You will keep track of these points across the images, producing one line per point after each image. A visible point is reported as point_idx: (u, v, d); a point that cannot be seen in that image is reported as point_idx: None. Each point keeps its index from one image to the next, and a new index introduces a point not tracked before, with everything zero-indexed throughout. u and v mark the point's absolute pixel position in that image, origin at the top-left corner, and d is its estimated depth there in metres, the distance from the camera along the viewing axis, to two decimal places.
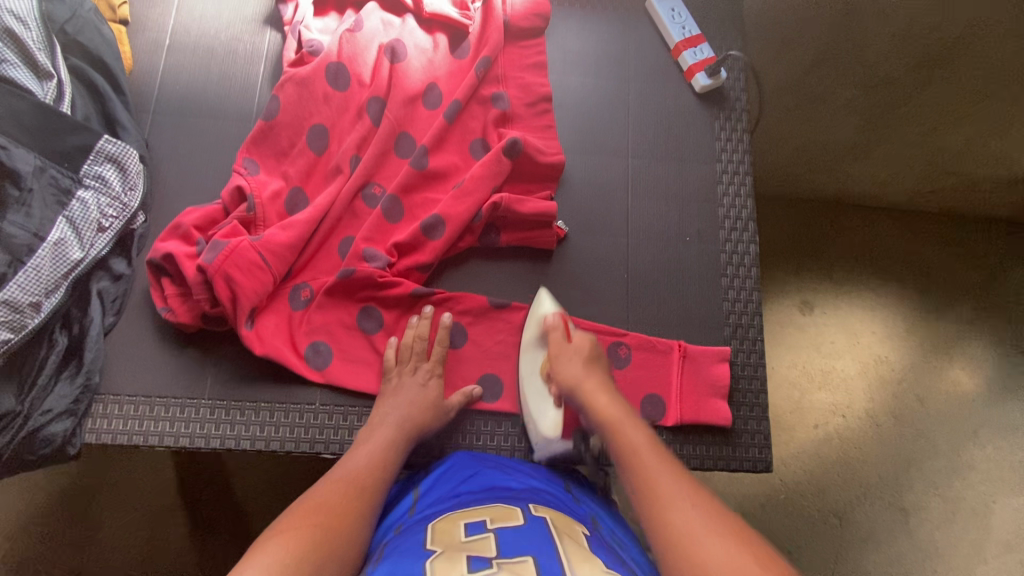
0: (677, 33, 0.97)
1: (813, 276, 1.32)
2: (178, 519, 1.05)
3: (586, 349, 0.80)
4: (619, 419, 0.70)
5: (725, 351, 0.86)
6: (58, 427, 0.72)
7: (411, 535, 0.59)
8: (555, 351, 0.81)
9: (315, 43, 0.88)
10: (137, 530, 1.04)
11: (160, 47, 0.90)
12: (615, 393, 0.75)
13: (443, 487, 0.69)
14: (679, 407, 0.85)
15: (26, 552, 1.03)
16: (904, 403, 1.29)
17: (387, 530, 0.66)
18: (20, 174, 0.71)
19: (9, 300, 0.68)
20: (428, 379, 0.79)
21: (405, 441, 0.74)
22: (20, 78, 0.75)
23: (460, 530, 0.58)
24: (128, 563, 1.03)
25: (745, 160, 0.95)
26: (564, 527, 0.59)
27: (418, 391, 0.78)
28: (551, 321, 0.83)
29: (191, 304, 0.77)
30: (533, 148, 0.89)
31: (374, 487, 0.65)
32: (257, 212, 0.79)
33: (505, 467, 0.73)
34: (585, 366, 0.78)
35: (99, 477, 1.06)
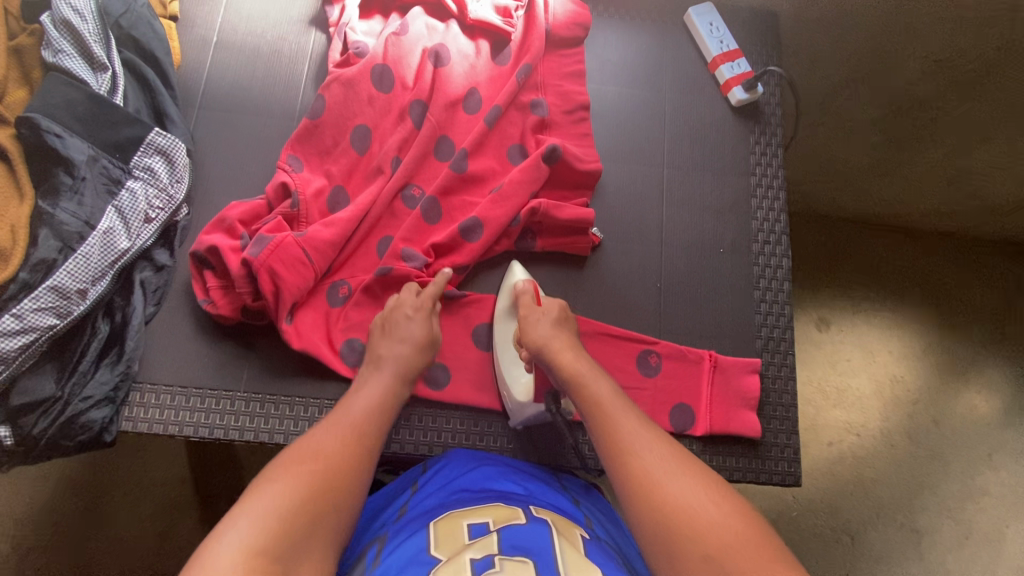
0: (715, 47, 0.98)
1: (833, 296, 1.31)
2: (191, 513, 1.05)
3: (558, 309, 0.80)
4: (585, 372, 0.71)
5: (756, 363, 0.87)
6: (97, 414, 0.72)
7: (413, 532, 0.60)
8: (524, 316, 0.80)
9: (361, 45, 0.89)
10: (148, 523, 1.04)
11: (208, 43, 0.92)
12: (582, 351, 0.75)
13: (440, 482, 0.71)
14: (709, 417, 0.85)
15: (42, 536, 1.03)
16: (920, 423, 1.29)
17: (384, 524, 0.67)
18: (74, 162, 0.72)
19: (58, 286, 0.69)
20: (419, 309, 0.78)
21: (404, 387, 0.73)
22: (76, 69, 0.77)
23: (463, 530, 0.58)
24: (143, 553, 1.03)
25: (778, 174, 0.96)
26: (563, 530, 0.60)
27: (406, 326, 0.77)
28: (521, 286, 0.83)
29: (232, 296, 0.78)
30: (571, 156, 0.89)
31: (374, 437, 0.64)
32: (301, 209, 0.81)
33: (502, 465, 0.75)
34: (557, 326, 0.78)
35: (115, 468, 1.06)
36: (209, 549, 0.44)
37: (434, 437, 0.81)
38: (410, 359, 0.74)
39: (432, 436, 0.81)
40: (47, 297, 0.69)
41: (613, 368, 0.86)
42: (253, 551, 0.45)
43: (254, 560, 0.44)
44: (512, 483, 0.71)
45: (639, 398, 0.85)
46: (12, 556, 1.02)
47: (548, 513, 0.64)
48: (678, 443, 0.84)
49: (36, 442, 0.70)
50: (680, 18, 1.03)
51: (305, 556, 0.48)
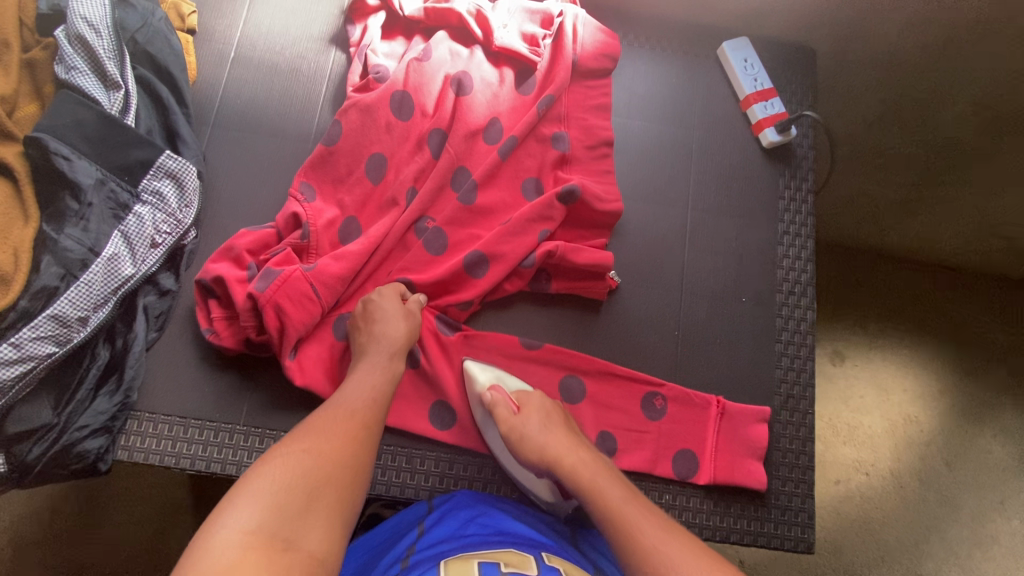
0: (749, 85, 0.95)
1: (844, 326, 1.27)
2: (185, 517, 1.04)
3: (536, 412, 0.74)
4: (587, 468, 0.68)
5: (765, 412, 0.83)
6: (93, 444, 0.71)
7: (420, 574, 0.58)
8: (506, 433, 0.73)
9: (381, 69, 0.87)
10: (142, 526, 1.04)
11: (225, 59, 0.89)
12: (582, 449, 0.71)
13: (449, 526, 0.68)
14: (713, 467, 0.81)
15: (37, 534, 1.03)
16: (931, 467, 1.24)
17: (390, 566, 0.64)
18: (81, 186, 0.70)
19: (58, 314, 0.67)
20: (382, 289, 0.78)
21: (398, 365, 0.73)
22: (88, 86, 0.74)
23: (474, 570, 0.56)
24: (134, 558, 1.03)
25: (807, 222, 0.92)
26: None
27: (375, 306, 0.76)
28: (491, 395, 0.76)
29: (236, 328, 0.76)
30: (592, 195, 0.86)
31: (371, 416, 0.65)
32: (311, 240, 0.78)
33: (511, 511, 0.72)
34: (541, 434, 0.72)
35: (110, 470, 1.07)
36: (211, 528, 0.47)
37: (436, 481, 0.79)
38: (386, 335, 0.74)
39: (436, 481, 0.79)
40: (47, 325, 0.67)
41: (622, 415, 0.82)
42: (250, 529, 0.47)
43: (252, 538, 0.47)
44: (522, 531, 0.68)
45: (640, 441, 0.82)
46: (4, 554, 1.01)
47: (560, 562, 0.62)
48: (688, 502, 0.81)
49: (30, 469, 0.69)
50: (713, 52, 0.99)
51: (303, 528, 0.49)
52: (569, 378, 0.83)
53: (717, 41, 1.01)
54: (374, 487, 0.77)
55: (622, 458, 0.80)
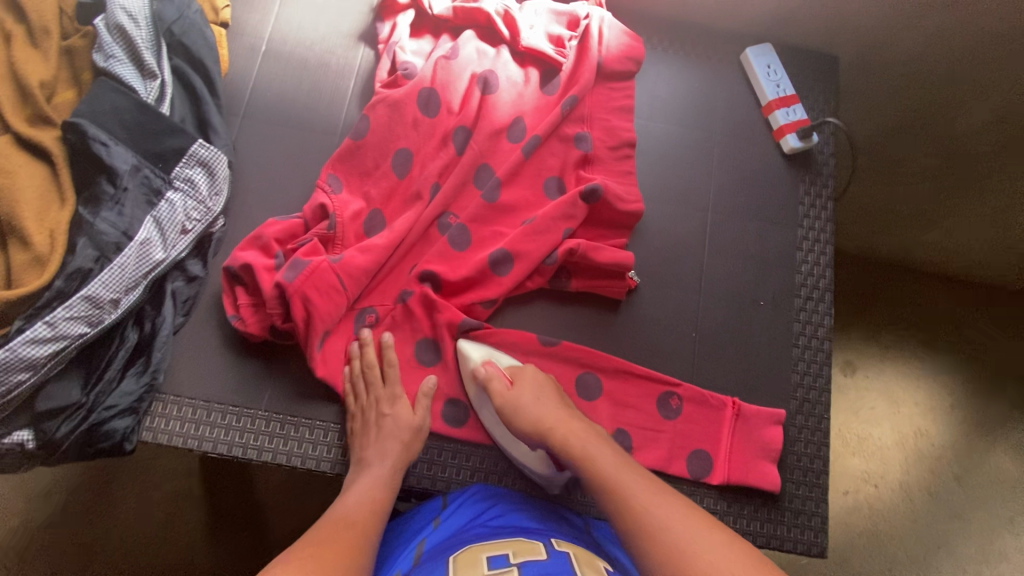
0: (771, 91, 0.96)
1: (858, 337, 1.28)
2: (196, 503, 1.10)
3: (530, 386, 0.77)
4: (589, 445, 0.70)
5: (780, 414, 0.83)
6: (120, 424, 0.72)
7: (431, 569, 0.58)
8: (500, 405, 0.76)
9: (410, 66, 0.88)
10: (155, 510, 1.09)
11: (256, 53, 0.91)
12: (579, 421, 0.74)
13: (460, 519, 0.69)
14: (727, 467, 0.81)
15: (54, 514, 1.08)
16: (941, 481, 1.24)
17: (403, 563, 0.65)
18: (117, 172, 0.72)
19: (92, 296, 0.68)
20: (394, 402, 0.76)
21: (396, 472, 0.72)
22: (126, 75, 0.76)
23: (483, 560, 0.58)
24: (146, 540, 1.08)
25: (826, 228, 0.93)
26: (584, 562, 0.60)
27: (388, 423, 0.74)
28: (484, 371, 0.79)
29: (262, 316, 0.77)
30: (613, 195, 0.87)
31: (370, 524, 0.64)
32: (337, 231, 0.80)
33: (520, 503, 0.74)
34: (536, 404, 0.75)
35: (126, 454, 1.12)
36: None
37: (453, 472, 0.79)
38: (396, 454, 0.73)
39: (453, 472, 0.79)
40: (80, 306, 0.68)
41: (638, 414, 0.83)
42: None
43: None
44: (531, 521, 0.70)
45: (655, 440, 0.82)
46: (27, 529, 1.07)
47: (569, 546, 0.64)
48: (702, 502, 0.81)
49: (58, 447, 0.70)
50: (736, 57, 1.00)
51: None
52: (586, 374, 0.84)
53: (740, 47, 1.02)
54: None
55: (637, 456, 0.81)
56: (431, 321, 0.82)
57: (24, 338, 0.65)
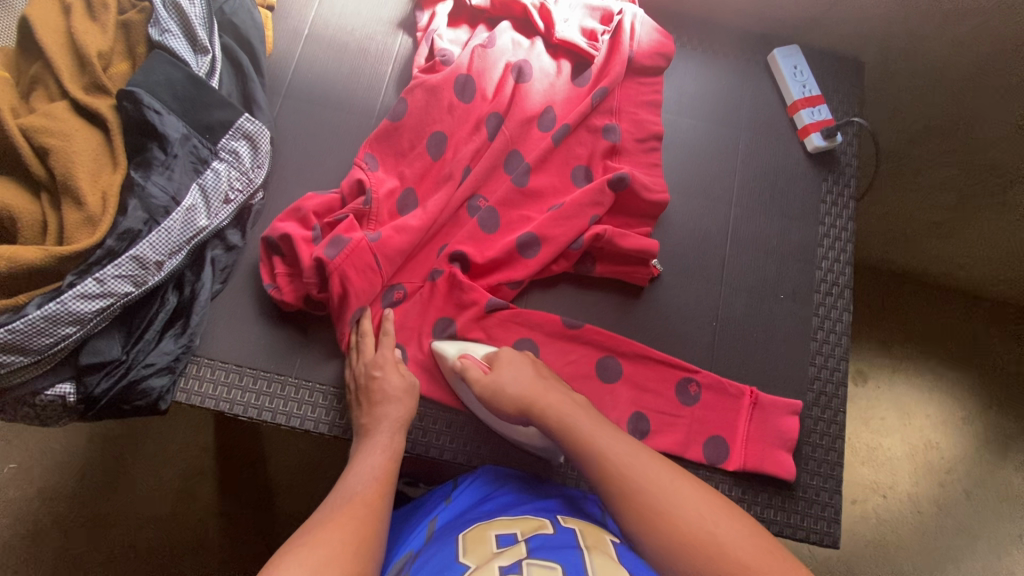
0: (797, 91, 0.98)
1: (868, 347, 1.28)
2: (210, 481, 1.12)
3: (505, 365, 0.76)
4: (567, 415, 0.69)
5: (796, 405, 0.84)
6: (157, 382, 0.74)
7: (441, 546, 0.59)
8: (481, 391, 0.74)
9: (447, 53, 0.91)
10: (170, 485, 1.12)
11: (299, 35, 0.94)
12: (556, 390, 0.73)
13: (469, 499, 0.70)
14: (743, 453, 0.83)
15: (69, 486, 1.11)
16: (950, 493, 1.24)
17: (415, 542, 0.65)
18: (169, 139, 0.75)
19: (139, 256, 0.72)
20: (383, 364, 0.76)
21: (395, 438, 0.72)
22: (179, 48, 0.80)
23: (492, 538, 0.58)
24: (161, 513, 1.10)
25: (847, 226, 0.94)
26: (591, 535, 0.60)
27: (378, 385, 0.75)
28: (460, 363, 0.77)
29: (297, 285, 0.80)
30: (639, 185, 0.89)
31: (375, 493, 0.62)
32: (372, 207, 0.83)
33: (524, 491, 0.72)
34: (514, 384, 0.74)
35: (143, 429, 1.14)
36: None
37: (475, 446, 0.81)
38: (392, 418, 0.73)
39: (474, 446, 0.81)
40: (128, 265, 0.71)
41: (658, 397, 0.84)
42: None
43: None
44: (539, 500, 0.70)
45: (673, 424, 0.84)
46: (48, 497, 1.10)
47: (577, 522, 0.63)
48: (718, 487, 0.82)
49: (97, 401, 0.73)
50: (764, 58, 1.03)
51: None
52: (607, 358, 0.85)
53: (768, 48, 1.04)
54: (415, 447, 0.80)
55: (654, 438, 0.82)
56: (458, 299, 0.84)
57: (75, 292, 0.68)
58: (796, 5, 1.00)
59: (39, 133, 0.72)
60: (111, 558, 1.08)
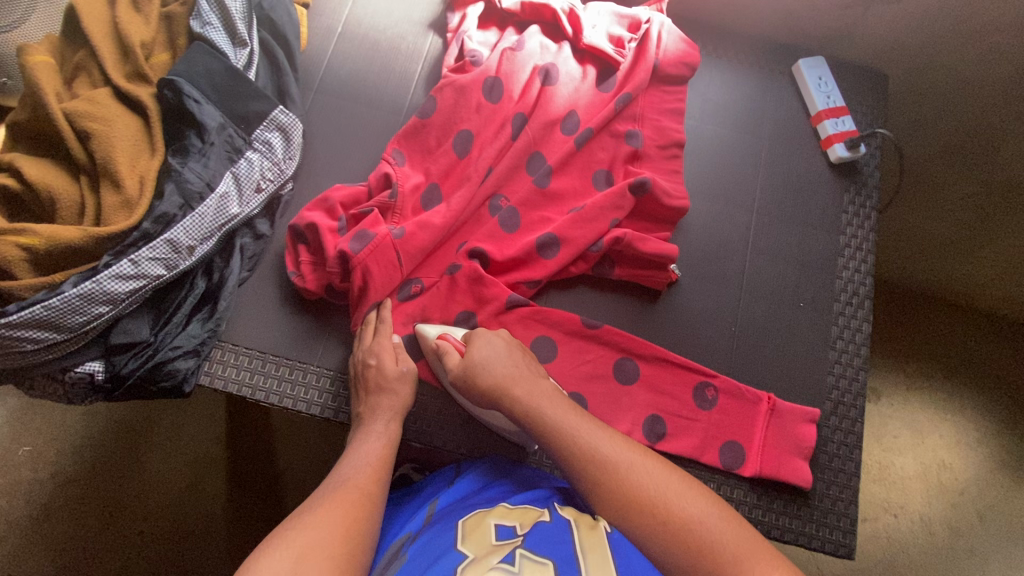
0: (821, 101, 0.98)
1: (881, 365, 1.27)
2: (219, 471, 1.13)
3: (480, 346, 0.75)
4: (542, 401, 0.69)
5: (814, 413, 0.84)
6: (183, 364, 0.76)
7: (440, 531, 0.58)
8: (456, 373, 0.74)
9: (476, 54, 0.93)
10: (180, 473, 1.13)
11: (332, 33, 0.96)
12: (532, 377, 0.73)
13: (468, 487, 0.70)
14: (759, 460, 0.82)
15: (81, 471, 1.12)
16: (963, 515, 1.22)
17: (414, 523, 0.65)
18: (206, 127, 0.77)
19: (173, 240, 0.73)
20: (379, 352, 0.77)
21: (395, 427, 0.72)
22: (219, 40, 0.82)
23: (491, 528, 0.57)
24: (171, 501, 1.11)
25: (868, 237, 0.94)
26: (585, 524, 0.59)
27: (375, 374, 0.75)
28: (438, 344, 0.77)
29: (320, 273, 0.81)
30: (661, 190, 0.90)
31: (369, 479, 0.62)
32: (397, 201, 0.84)
33: (523, 483, 0.72)
34: (486, 367, 0.73)
35: (156, 416, 1.15)
36: None
37: (490, 442, 0.82)
38: (386, 405, 0.73)
39: (489, 442, 0.82)
40: (162, 248, 0.73)
41: (674, 400, 0.84)
42: None
43: None
44: (535, 488, 0.70)
45: (689, 428, 0.84)
46: (65, 478, 1.11)
47: (573, 511, 0.63)
48: (733, 492, 0.82)
49: (123, 381, 0.74)
50: (788, 68, 1.04)
51: None
52: (624, 360, 0.85)
53: (793, 59, 1.05)
54: (432, 439, 0.81)
55: (669, 441, 0.82)
56: (476, 296, 0.84)
57: (111, 272, 0.70)
58: (824, 17, 1.01)
59: (82, 117, 0.74)
60: (120, 545, 1.08)
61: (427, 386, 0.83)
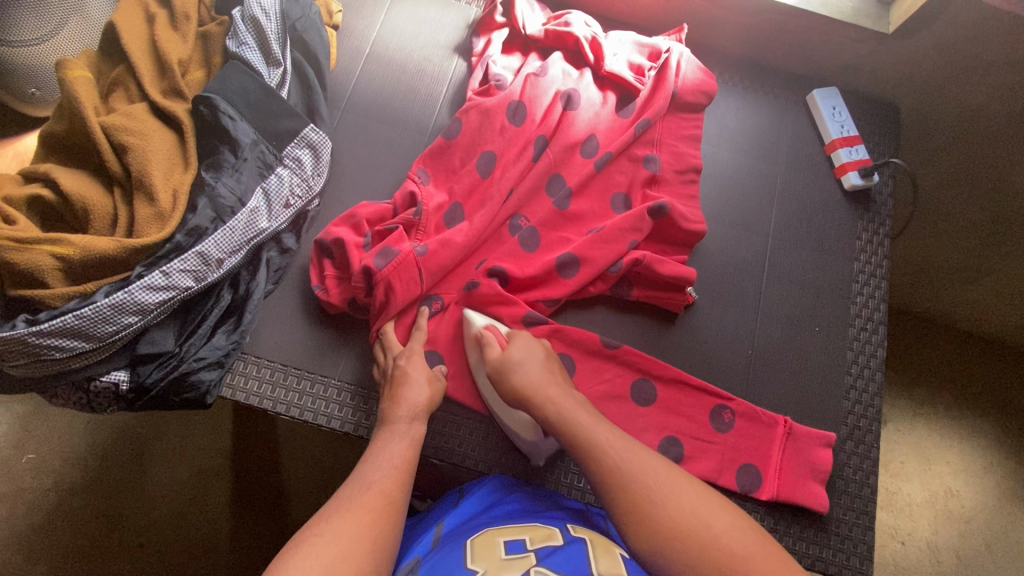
0: (835, 130, 1.01)
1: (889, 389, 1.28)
2: (226, 485, 1.13)
3: (519, 346, 0.78)
4: (569, 412, 0.69)
5: (831, 437, 0.84)
6: (207, 375, 0.76)
7: (449, 551, 0.59)
8: (494, 366, 0.77)
9: (501, 78, 0.95)
10: (187, 485, 1.12)
11: (360, 54, 0.99)
12: (565, 388, 0.74)
13: (474, 506, 0.70)
14: (776, 483, 0.82)
15: (87, 480, 1.11)
16: (972, 545, 1.21)
17: (422, 546, 0.65)
18: (240, 144, 0.79)
19: (204, 252, 0.74)
20: (410, 355, 0.78)
21: (418, 428, 0.72)
22: (254, 60, 0.85)
23: (501, 545, 0.58)
24: (176, 514, 1.11)
25: (881, 264, 0.96)
26: (601, 547, 0.59)
27: (403, 373, 0.76)
28: (483, 334, 0.80)
29: (344, 287, 0.82)
30: (678, 214, 0.91)
31: (394, 485, 0.62)
32: (422, 218, 0.86)
33: (533, 501, 0.72)
34: (522, 368, 0.75)
35: (166, 428, 1.15)
36: None
37: (508, 459, 0.82)
38: (412, 401, 0.73)
39: (507, 459, 0.82)
40: (192, 261, 0.74)
41: (690, 420, 0.85)
42: None
43: None
44: (542, 509, 0.70)
45: (707, 450, 0.84)
46: (73, 486, 1.11)
47: (587, 533, 0.63)
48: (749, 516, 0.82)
49: (148, 391, 0.75)
50: (803, 98, 1.06)
51: None
52: (642, 380, 0.86)
53: (807, 90, 1.08)
54: (450, 456, 0.81)
55: (688, 463, 0.83)
56: (496, 314, 0.85)
57: (143, 283, 0.71)
58: (837, 50, 1.04)
59: (120, 131, 0.76)
60: (123, 557, 1.08)
61: (448, 401, 0.84)
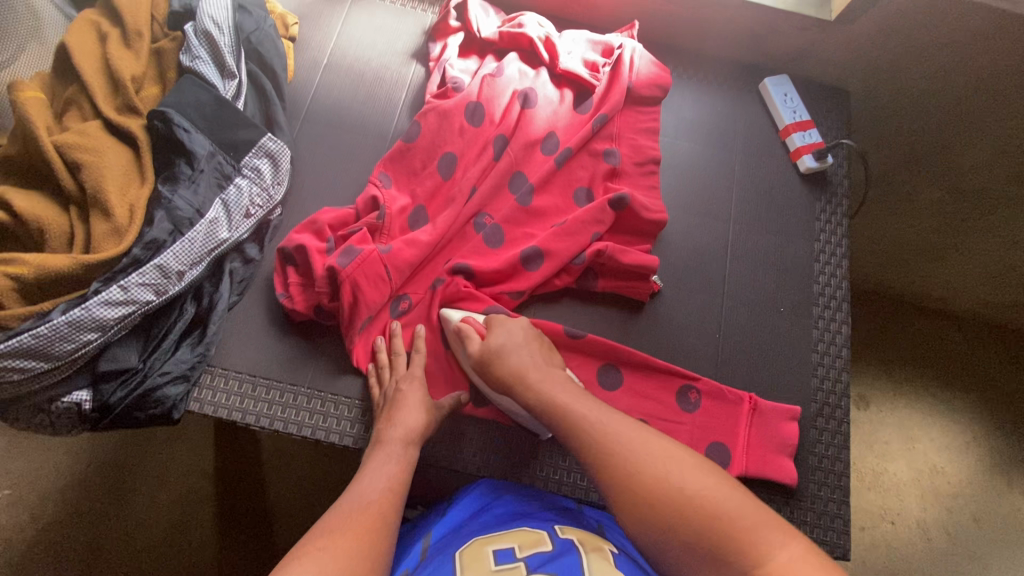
0: (788, 116, 1.04)
1: (868, 371, 1.30)
2: (207, 506, 1.11)
3: (497, 331, 0.78)
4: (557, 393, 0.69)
5: (795, 410, 0.85)
6: (172, 390, 0.75)
7: (439, 565, 0.58)
8: (477, 358, 0.77)
9: (458, 80, 0.97)
10: (167, 509, 1.10)
11: (318, 65, 1.00)
12: (549, 367, 0.74)
13: (461, 514, 0.69)
14: (745, 459, 0.83)
15: (63, 513, 1.09)
16: (960, 520, 1.23)
17: (410, 560, 0.65)
18: (195, 155, 0.79)
19: (163, 265, 0.74)
20: (412, 379, 0.78)
21: (413, 451, 0.71)
22: (208, 73, 0.85)
23: (490, 555, 0.57)
24: (156, 539, 1.08)
25: (841, 243, 0.98)
26: (592, 548, 0.59)
27: (404, 396, 0.76)
28: (462, 327, 0.80)
29: (309, 294, 0.82)
30: (638, 205, 0.93)
31: (389, 507, 0.62)
32: (385, 221, 0.86)
33: (524, 503, 0.71)
34: (504, 355, 0.75)
35: (141, 452, 1.13)
36: None
37: (482, 457, 0.82)
38: (408, 427, 0.73)
39: (480, 457, 0.82)
40: (151, 274, 0.74)
41: (662, 407, 0.85)
42: None
43: None
44: (534, 509, 0.70)
45: (676, 431, 0.84)
46: (48, 517, 1.08)
47: (575, 532, 0.63)
48: None
49: (111, 409, 0.73)
50: (756, 87, 1.09)
51: None
52: (611, 369, 0.87)
53: (759, 79, 1.11)
54: (424, 458, 0.80)
55: None
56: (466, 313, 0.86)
57: (100, 298, 0.70)
58: (785, 39, 1.07)
59: (73, 149, 0.76)
60: None
61: None
